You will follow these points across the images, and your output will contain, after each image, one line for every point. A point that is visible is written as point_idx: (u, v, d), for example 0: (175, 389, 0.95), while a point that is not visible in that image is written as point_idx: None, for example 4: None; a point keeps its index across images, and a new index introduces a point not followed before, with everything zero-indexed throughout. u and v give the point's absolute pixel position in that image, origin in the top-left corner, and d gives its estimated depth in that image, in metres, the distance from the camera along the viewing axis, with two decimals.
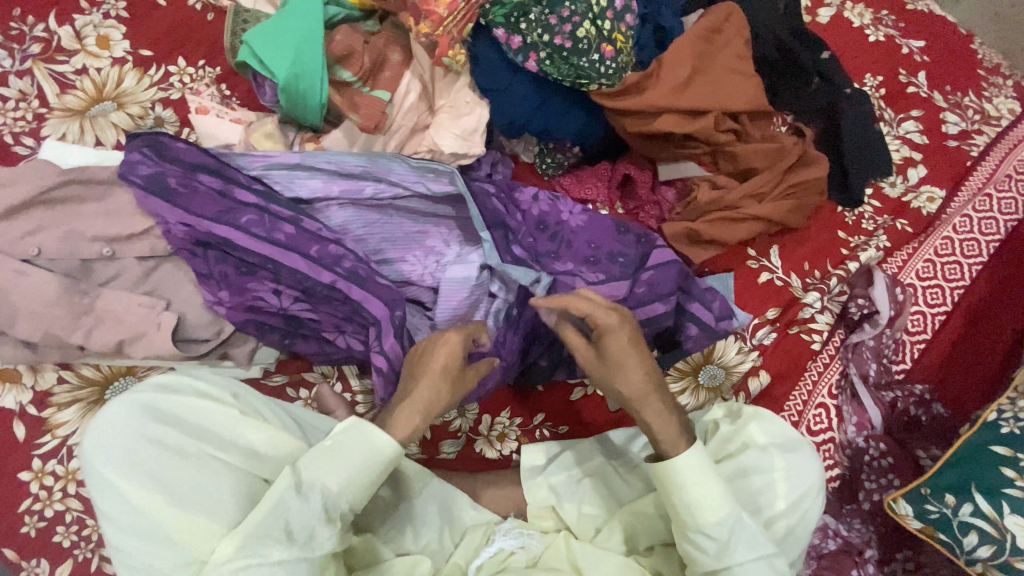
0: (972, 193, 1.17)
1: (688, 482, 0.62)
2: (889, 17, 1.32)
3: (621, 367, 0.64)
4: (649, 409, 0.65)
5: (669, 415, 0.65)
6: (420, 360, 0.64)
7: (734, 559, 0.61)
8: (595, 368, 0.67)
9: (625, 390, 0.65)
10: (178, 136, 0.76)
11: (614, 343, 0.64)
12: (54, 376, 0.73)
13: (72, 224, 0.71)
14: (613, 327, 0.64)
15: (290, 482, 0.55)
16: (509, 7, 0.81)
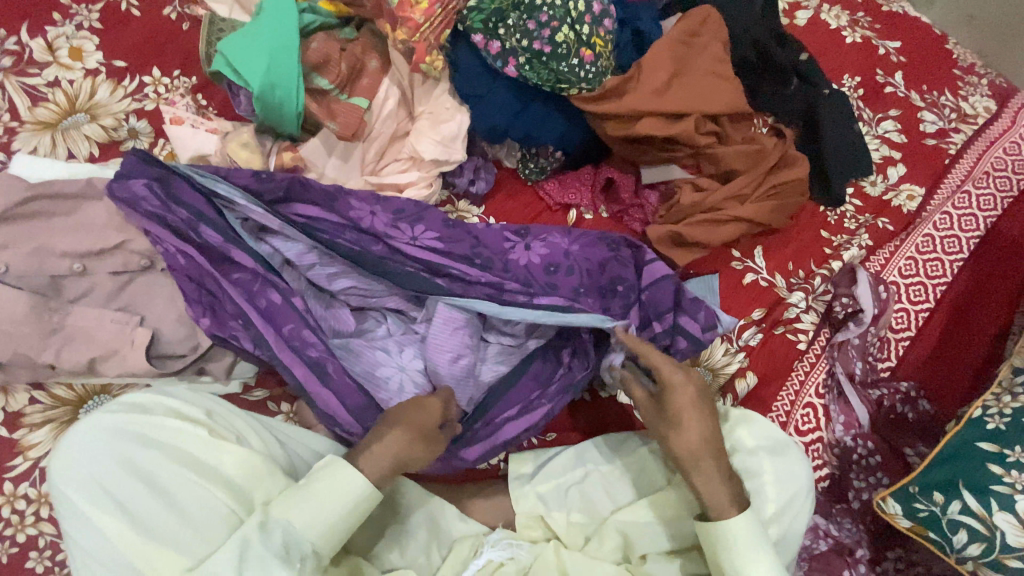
0: (951, 190, 1.18)
1: (742, 548, 0.62)
2: (865, 19, 1.34)
3: (680, 424, 0.68)
4: (706, 472, 0.66)
5: (724, 481, 0.65)
6: (391, 412, 0.64)
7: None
8: (655, 424, 0.70)
9: (682, 445, 0.67)
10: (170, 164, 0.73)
11: (675, 397, 0.69)
12: (26, 397, 0.71)
13: (41, 239, 0.69)
14: (677, 383, 0.69)
15: (256, 519, 0.54)
16: (486, 13, 0.81)
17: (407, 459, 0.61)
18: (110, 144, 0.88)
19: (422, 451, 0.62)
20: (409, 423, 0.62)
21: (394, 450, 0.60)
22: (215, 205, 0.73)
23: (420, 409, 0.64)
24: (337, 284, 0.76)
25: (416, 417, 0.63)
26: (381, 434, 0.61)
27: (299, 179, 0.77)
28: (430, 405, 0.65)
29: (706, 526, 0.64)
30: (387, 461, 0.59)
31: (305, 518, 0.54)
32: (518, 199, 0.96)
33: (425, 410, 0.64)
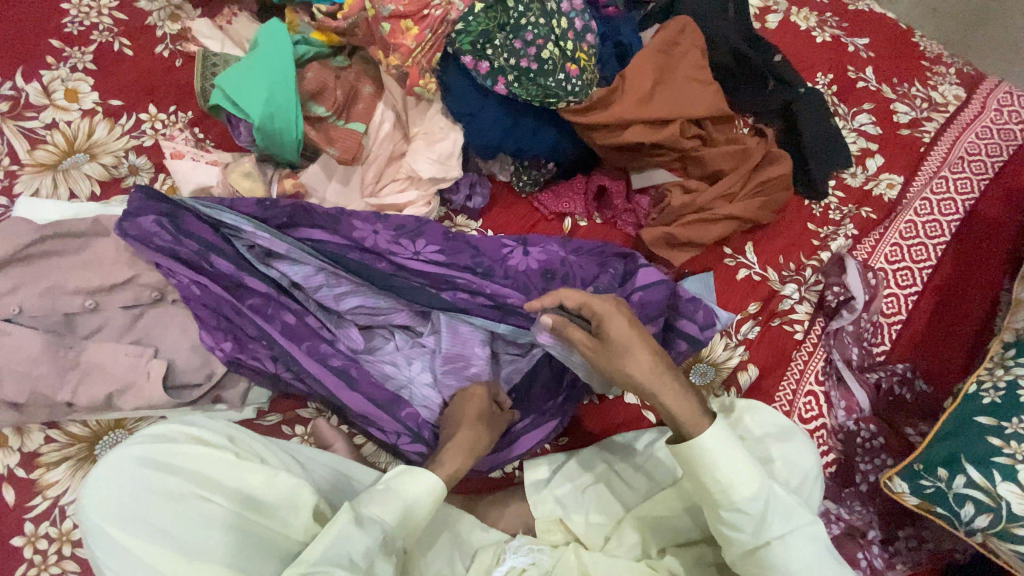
0: (928, 177, 1.23)
1: (719, 459, 0.60)
2: (833, 19, 1.40)
3: (630, 347, 0.65)
4: (668, 390, 0.63)
5: (686, 395, 0.63)
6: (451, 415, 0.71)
7: (772, 529, 0.61)
8: (602, 358, 0.66)
9: (639, 371, 0.64)
10: (177, 199, 0.74)
11: (614, 329, 0.66)
12: (42, 436, 0.72)
13: (52, 278, 0.70)
14: (610, 315, 0.67)
15: (348, 513, 0.52)
16: (474, 34, 0.84)
17: (480, 440, 0.67)
18: (110, 181, 0.90)
19: (490, 434, 0.69)
20: (473, 413, 0.70)
21: (469, 436, 0.67)
22: (223, 235, 0.75)
23: (473, 400, 0.72)
24: (345, 303, 0.78)
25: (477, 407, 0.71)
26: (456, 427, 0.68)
27: (303, 203, 0.79)
28: (482, 395, 0.73)
29: (681, 445, 0.62)
30: (466, 444, 0.65)
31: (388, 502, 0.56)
32: (514, 211, 0.99)
33: (481, 400, 0.73)
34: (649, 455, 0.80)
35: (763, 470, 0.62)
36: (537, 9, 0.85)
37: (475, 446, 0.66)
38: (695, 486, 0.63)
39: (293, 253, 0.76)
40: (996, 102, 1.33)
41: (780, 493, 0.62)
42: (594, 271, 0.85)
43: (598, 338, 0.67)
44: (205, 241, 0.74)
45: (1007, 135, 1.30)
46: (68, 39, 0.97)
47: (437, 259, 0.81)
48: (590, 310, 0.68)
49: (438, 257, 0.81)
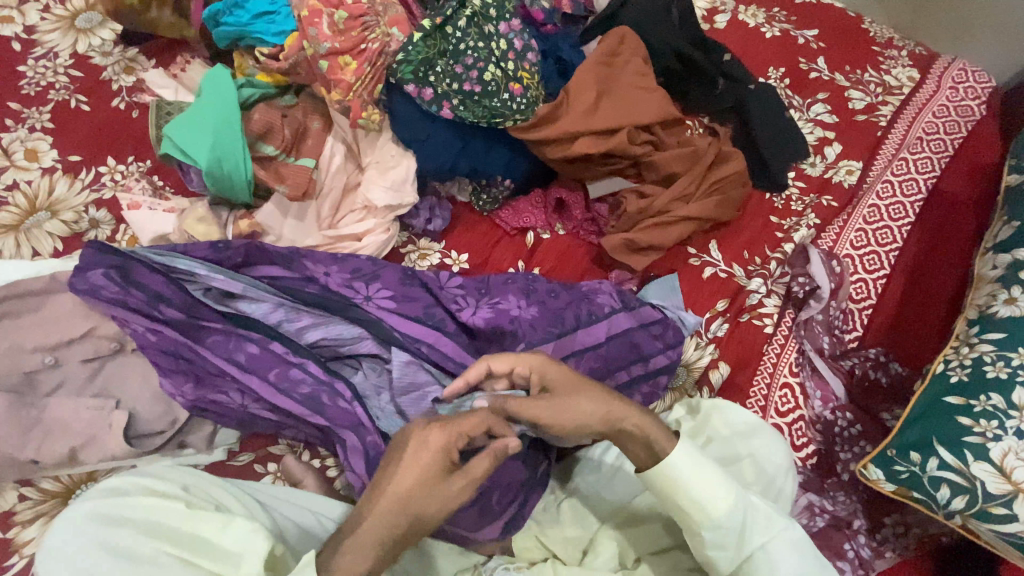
0: (888, 160, 1.24)
1: (688, 481, 0.60)
2: (781, 14, 1.42)
3: (577, 388, 0.64)
4: (630, 409, 0.64)
5: (646, 413, 0.65)
6: (386, 470, 0.57)
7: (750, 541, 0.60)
8: (551, 415, 0.63)
9: (595, 407, 0.63)
10: (128, 249, 0.75)
11: (554, 376, 0.66)
12: (15, 495, 0.72)
13: (11, 338, 0.71)
14: (542, 365, 0.66)
15: None
16: (415, 63, 0.85)
17: (403, 524, 0.54)
18: (72, 236, 0.91)
19: (433, 507, 0.55)
20: (408, 480, 0.55)
21: (385, 524, 0.54)
22: (176, 280, 0.75)
23: (413, 455, 0.56)
24: (307, 336, 0.77)
25: (417, 472, 0.56)
26: (374, 502, 0.55)
27: (257, 243, 0.80)
28: (432, 453, 0.57)
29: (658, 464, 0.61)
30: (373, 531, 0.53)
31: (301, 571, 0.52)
32: (475, 230, 0.99)
33: (428, 459, 0.56)
34: (619, 468, 0.80)
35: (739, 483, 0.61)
36: (475, 33, 0.87)
37: (390, 535, 0.54)
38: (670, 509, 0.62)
39: (246, 292, 0.76)
40: (950, 80, 1.35)
41: (754, 502, 0.62)
42: (555, 288, 0.86)
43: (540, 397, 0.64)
44: (156, 289, 0.74)
45: (964, 112, 1.31)
46: (25, 101, 0.99)
47: (394, 287, 0.82)
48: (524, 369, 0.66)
49: (398, 281, 0.82)
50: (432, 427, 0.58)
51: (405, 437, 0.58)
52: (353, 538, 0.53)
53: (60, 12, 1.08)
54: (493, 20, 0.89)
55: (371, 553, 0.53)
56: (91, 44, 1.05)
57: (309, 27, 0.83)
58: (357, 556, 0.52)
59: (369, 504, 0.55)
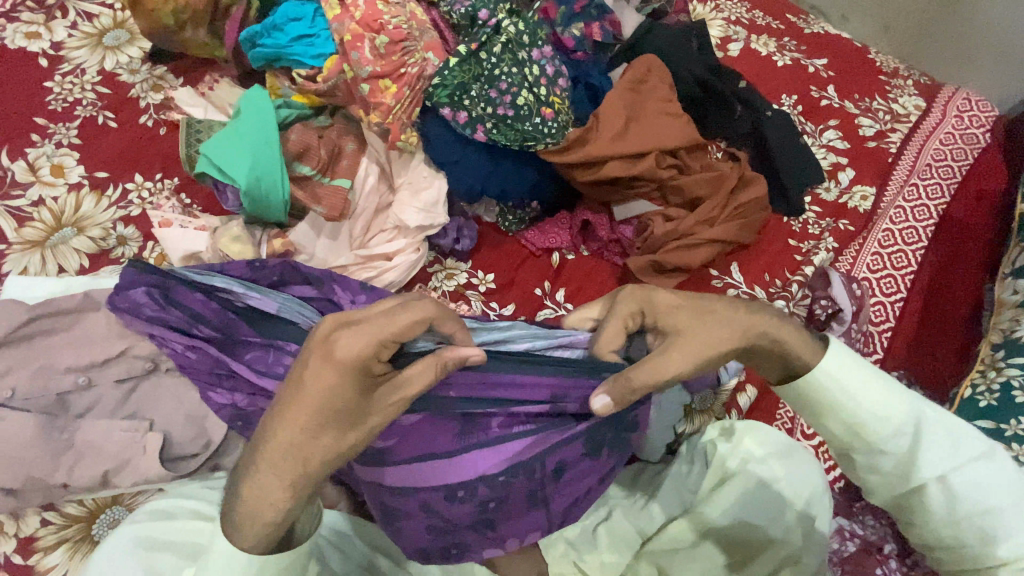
0: (900, 185, 1.27)
1: (859, 401, 0.56)
2: (791, 43, 1.46)
3: (702, 316, 0.59)
4: (768, 321, 0.58)
5: (777, 326, 0.58)
6: (287, 389, 0.51)
7: (924, 471, 0.56)
8: (681, 354, 0.57)
9: (720, 337, 0.58)
10: (177, 271, 0.75)
11: (667, 321, 0.60)
12: (38, 519, 0.70)
13: (44, 357, 0.70)
14: (648, 302, 0.62)
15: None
16: (450, 87, 0.87)
17: (312, 459, 0.50)
18: (98, 254, 0.90)
19: (344, 439, 0.51)
20: (310, 407, 0.49)
21: (292, 464, 0.49)
22: (216, 297, 0.73)
23: (321, 365, 0.50)
24: None
25: (321, 398, 0.49)
26: (275, 434, 0.50)
27: (289, 263, 0.80)
28: (339, 371, 0.50)
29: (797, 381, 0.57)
30: (279, 462, 0.50)
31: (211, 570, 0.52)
32: (502, 251, 1.00)
33: (336, 381, 0.50)
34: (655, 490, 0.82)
35: (909, 396, 0.57)
36: (509, 59, 0.89)
37: (299, 475, 0.50)
38: (824, 430, 0.60)
39: (277, 314, 0.72)
40: (955, 109, 1.38)
41: (933, 424, 0.57)
42: None
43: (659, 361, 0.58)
44: (195, 308, 0.73)
45: (971, 140, 1.35)
46: (52, 117, 0.99)
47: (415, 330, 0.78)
48: (625, 307, 0.63)
49: None
50: (343, 335, 0.51)
51: (313, 351, 0.51)
52: (257, 482, 0.50)
53: (87, 29, 1.08)
54: (526, 46, 0.90)
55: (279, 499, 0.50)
56: (119, 62, 1.06)
57: (351, 51, 0.85)
58: (271, 505, 0.50)
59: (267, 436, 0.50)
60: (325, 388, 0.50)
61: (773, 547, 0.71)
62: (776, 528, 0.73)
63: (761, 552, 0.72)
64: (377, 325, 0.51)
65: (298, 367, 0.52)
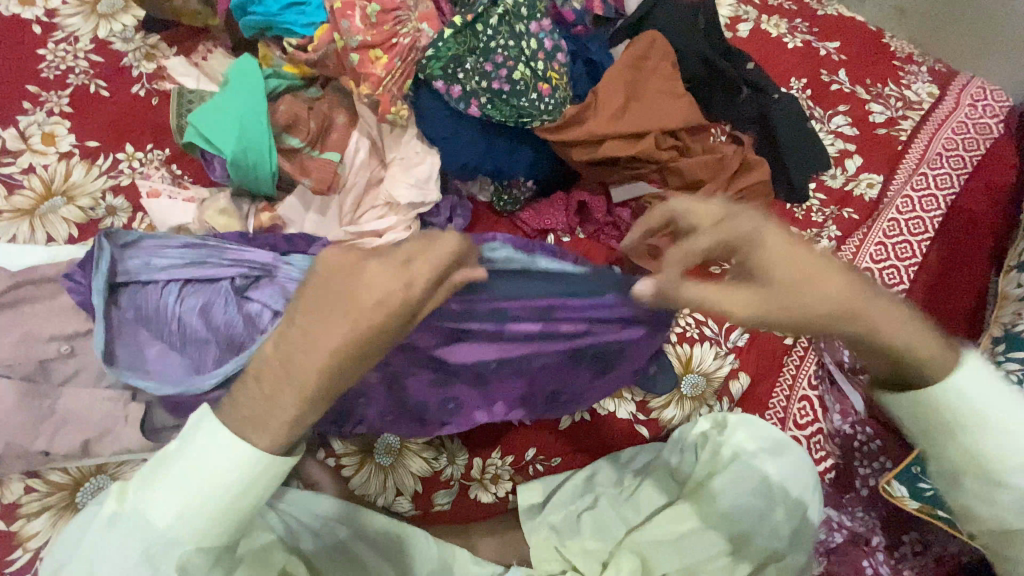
0: (908, 174, 1.24)
1: (982, 420, 0.52)
2: (803, 25, 1.42)
3: (828, 265, 0.50)
4: (876, 311, 0.50)
5: (923, 328, 0.52)
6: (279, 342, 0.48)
7: (1013, 457, 0.52)
8: (778, 305, 0.49)
9: (841, 288, 0.49)
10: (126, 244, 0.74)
11: (741, 293, 0.48)
12: (21, 486, 0.70)
13: (27, 325, 0.69)
14: (789, 244, 0.50)
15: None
16: (445, 60, 0.84)
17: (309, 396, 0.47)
18: (88, 223, 0.89)
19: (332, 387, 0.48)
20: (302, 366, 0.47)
21: (343, 317, 0.47)
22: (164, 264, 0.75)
23: (372, 284, 0.47)
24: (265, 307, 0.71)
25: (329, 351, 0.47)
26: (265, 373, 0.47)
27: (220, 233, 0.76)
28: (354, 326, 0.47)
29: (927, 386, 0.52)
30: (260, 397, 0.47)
31: (184, 488, 0.47)
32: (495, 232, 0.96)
33: (387, 305, 0.47)
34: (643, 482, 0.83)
35: None
36: (506, 31, 0.86)
37: (326, 392, 0.48)
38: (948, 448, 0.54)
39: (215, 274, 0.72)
40: (969, 97, 1.34)
41: None
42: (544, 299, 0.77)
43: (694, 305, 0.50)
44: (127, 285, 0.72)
45: (983, 129, 1.30)
46: (43, 84, 0.98)
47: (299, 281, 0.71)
48: (754, 227, 0.50)
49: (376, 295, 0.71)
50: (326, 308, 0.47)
51: (360, 282, 0.47)
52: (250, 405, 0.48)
53: None
54: (524, 18, 0.87)
55: (332, 342, 0.46)
56: (111, 30, 1.04)
57: (341, 20, 0.82)
58: (298, 418, 0.47)
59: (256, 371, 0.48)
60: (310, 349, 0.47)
61: (756, 538, 0.76)
62: (765, 524, 0.77)
63: (745, 543, 0.76)
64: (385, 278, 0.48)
65: (340, 279, 0.48)
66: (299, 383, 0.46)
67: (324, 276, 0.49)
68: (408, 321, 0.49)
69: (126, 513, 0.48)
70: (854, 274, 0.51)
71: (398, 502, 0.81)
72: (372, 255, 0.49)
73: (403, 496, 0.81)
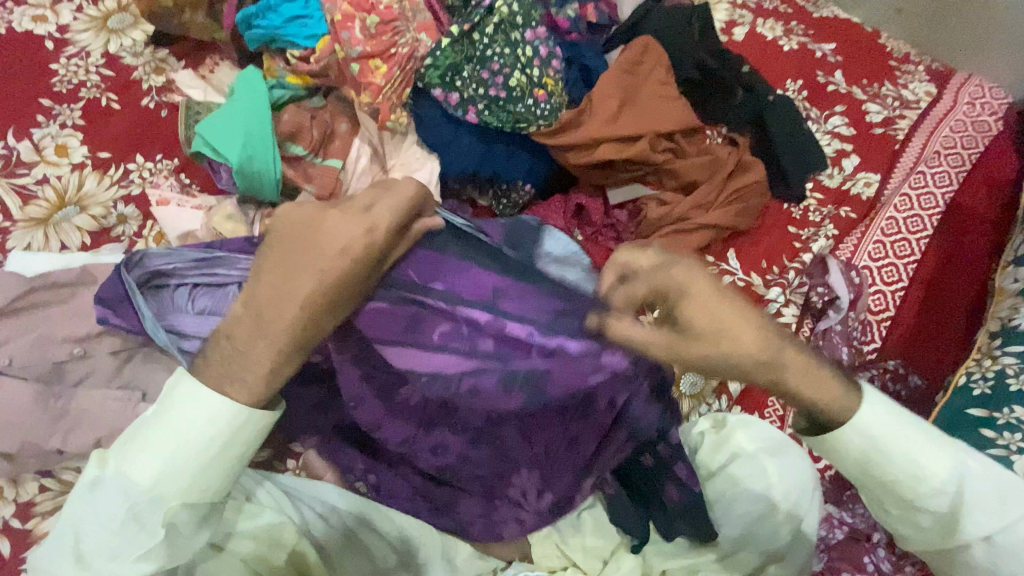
0: (906, 173, 1.24)
1: (886, 443, 0.58)
2: (799, 27, 1.43)
3: (743, 317, 0.56)
4: (790, 364, 0.57)
5: (827, 380, 0.58)
6: (270, 287, 0.58)
7: (930, 469, 0.58)
8: (680, 346, 0.55)
9: (751, 342, 0.55)
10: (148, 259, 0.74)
11: (691, 307, 0.56)
12: (36, 485, 0.72)
13: (41, 328, 0.72)
14: (682, 291, 0.56)
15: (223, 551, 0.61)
16: (442, 68, 0.87)
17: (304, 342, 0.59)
18: (100, 231, 0.92)
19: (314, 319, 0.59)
20: (294, 302, 0.58)
21: (313, 262, 0.58)
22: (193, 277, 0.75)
23: (337, 232, 0.59)
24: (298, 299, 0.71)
25: (331, 281, 0.59)
26: (261, 319, 0.58)
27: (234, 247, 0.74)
28: (346, 260, 0.59)
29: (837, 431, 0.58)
30: (254, 351, 0.58)
31: (166, 446, 0.56)
32: None
33: (353, 249, 0.60)
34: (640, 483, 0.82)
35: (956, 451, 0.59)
36: (501, 40, 0.88)
37: (301, 339, 0.58)
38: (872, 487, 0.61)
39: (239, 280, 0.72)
40: (966, 96, 1.35)
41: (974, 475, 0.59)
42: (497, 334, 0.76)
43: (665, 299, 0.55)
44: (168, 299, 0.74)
45: (980, 127, 1.31)
46: (57, 98, 1.01)
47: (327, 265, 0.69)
48: (671, 278, 0.57)
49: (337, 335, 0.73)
50: (324, 231, 0.59)
51: (325, 233, 0.59)
52: (244, 356, 0.57)
53: (92, 12, 1.10)
54: (519, 27, 0.90)
55: (306, 289, 0.58)
56: (121, 45, 1.08)
57: (341, 31, 0.85)
58: (274, 369, 0.58)
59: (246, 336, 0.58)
60: (305, 284, 0.58)
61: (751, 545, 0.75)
62: (762, 526, 0.75)
63: (733, 552, 0.75)
64: (378, 208, 0.62)
65: (304, 231, 0.59)
66: (275, 334, 0.57)
67: (289, 232, 0.60)
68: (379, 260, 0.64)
69: (107, 476, 0.56)
70: (772, 325, 0.57)
71: None
72: (325, 210, 0.60)
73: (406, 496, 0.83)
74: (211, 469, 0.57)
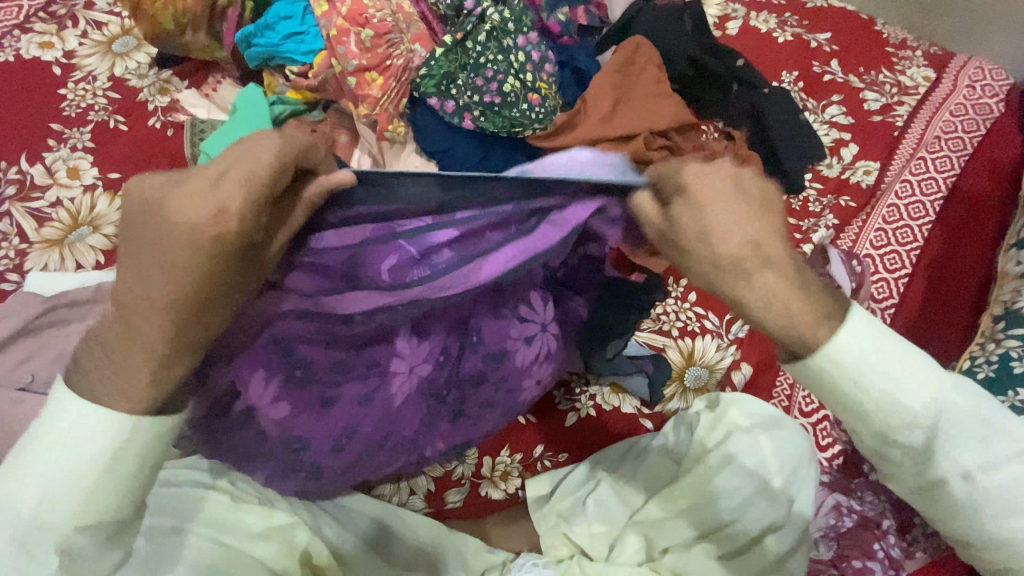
0: (906, 159, 1.24)
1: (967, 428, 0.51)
2: (793, 18, 1.43)
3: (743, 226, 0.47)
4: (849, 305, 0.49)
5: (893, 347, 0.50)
6: (128, 280, 0.46)
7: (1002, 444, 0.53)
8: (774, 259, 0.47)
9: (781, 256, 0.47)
10: None
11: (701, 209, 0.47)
12: None
13: (60, 346, 0.75)
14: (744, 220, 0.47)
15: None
16: (437, 77, 0.89)
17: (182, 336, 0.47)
18: (113, 250, 0.96)
19: (194, 321, 0.47)
20: (162, 302, 0.45)
21: (168, 250, 0.44)
22: None
23: (183, 211, 0.44)
24: None
25: (188, 277, 0.45)
26: (131, 322, 0.46)
27: None
28: (203, 246, 0.44)
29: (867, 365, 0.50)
30: (132, 347, 0.46)
31: (47, 465, 0.45)
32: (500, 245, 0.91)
33: (199, 244, 0.44)
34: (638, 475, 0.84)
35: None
36: (494, 47, 0.90)
37: (181, 346, 0.47)
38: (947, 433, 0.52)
39: None
40: (966, 79, 1.34)
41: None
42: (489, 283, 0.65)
43: (683, 204, 0.47)
44: None
45: (982, 110, 1.30)
46: (67, 122, 1.05)
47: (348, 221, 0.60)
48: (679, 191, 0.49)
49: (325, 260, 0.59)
50: (161, 212, 0.44)
51: (170, 224, 0.44)
52: (115, 368, 0.46)
53: (99, 38, 1.13)
54: (511, 33, 0.91)
55: (160, 294, 0.45)
56: (128, 68, 1.11)
57: (337, 45, 0.88)
58: (158, 376, 0.47)
59: (115, 336, 0.47)
60: (172, 279, 0.45)
61: (736, 526, 0.77)
62: (760, 498, 0.78)
63: (731, 529, 0.77)
64: (245, 164, 0.44)
65: (150, 213, 0.44)
66: (140, 347, 0.46)
67: (142, 216, 0.45)
68: (254, 244, 0.49)
69: None
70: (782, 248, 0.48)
71: (411, 501, 0.85)
72: (173, 184, 0.44)
73: (416, 495, 0.84)
74: (104, 492, 0.46)
